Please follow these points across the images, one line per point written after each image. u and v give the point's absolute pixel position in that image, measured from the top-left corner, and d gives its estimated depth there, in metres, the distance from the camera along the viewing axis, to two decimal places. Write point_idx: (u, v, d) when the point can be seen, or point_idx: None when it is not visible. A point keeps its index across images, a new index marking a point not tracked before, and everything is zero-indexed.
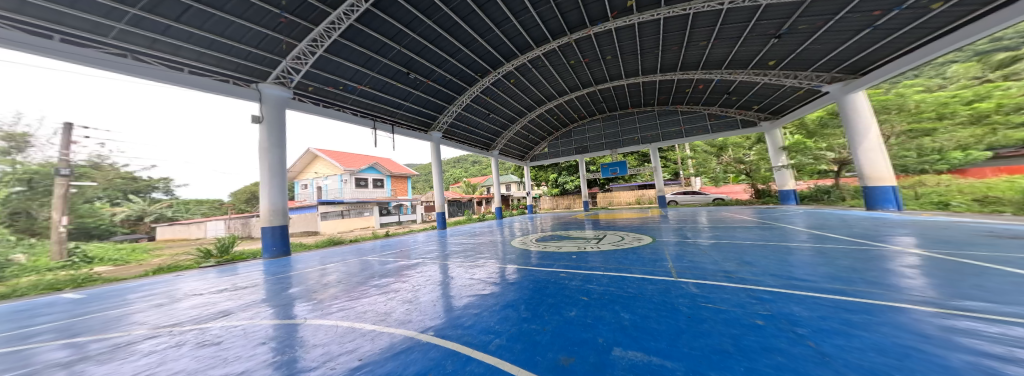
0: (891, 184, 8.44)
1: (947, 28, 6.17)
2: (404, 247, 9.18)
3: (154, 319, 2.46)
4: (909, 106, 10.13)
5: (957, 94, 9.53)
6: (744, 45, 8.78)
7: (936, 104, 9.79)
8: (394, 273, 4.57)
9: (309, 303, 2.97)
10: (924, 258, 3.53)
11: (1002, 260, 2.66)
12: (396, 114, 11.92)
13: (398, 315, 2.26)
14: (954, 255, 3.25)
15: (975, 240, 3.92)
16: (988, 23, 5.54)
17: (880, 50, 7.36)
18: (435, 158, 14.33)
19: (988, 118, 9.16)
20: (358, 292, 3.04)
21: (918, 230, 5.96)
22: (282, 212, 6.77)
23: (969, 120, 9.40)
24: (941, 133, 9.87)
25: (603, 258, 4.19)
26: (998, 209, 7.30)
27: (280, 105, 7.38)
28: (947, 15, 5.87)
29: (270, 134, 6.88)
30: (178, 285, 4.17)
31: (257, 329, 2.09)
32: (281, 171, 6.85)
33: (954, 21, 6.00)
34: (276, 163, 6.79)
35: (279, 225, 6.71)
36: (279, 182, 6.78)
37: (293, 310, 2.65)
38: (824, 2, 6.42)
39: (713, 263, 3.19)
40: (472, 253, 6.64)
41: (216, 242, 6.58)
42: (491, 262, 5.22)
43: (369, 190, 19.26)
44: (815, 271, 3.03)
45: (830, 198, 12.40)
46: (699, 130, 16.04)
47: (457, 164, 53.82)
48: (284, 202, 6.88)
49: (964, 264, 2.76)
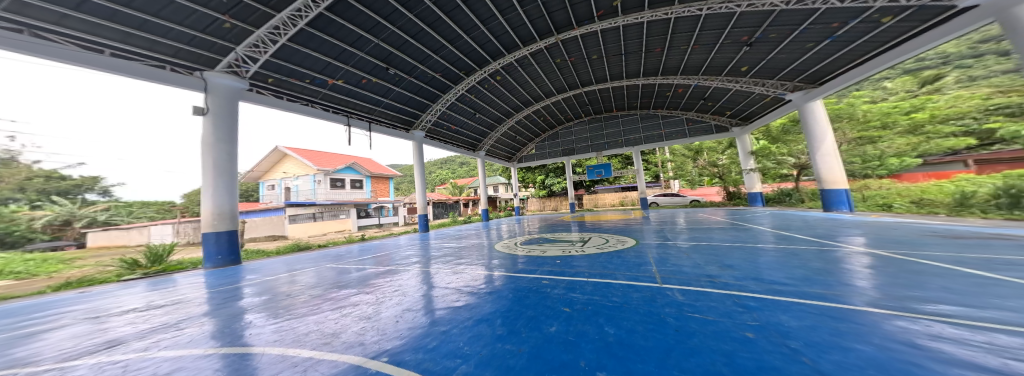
0: (843, 187, 9.17)
1: (891, 42, 6.73)
2: (383, 252, 8.66)
3: (11, 357, 1.94)
4: (858, 116, 11.24)
5: (899, 106, 11.04)
6: (719, 52, 9.22)
7: (880, 114, 10.98)
8: (364, 282, 4.16)
9: (240, 319, 2.55)
10: (883, 256, 3.73)
11: (957, 260, 2.79)
12: (373, 112, 11.31)
13: (346, 336, 1.93)
14: (912, 254, 3.42)
15: (925, 240, 4.22)
16: (926, 38, 5.97)
17: (836, 61, 7.92)
18: (416, 158, 13.77)
19: (922, 128, 10.76)
20: (305, 309, 2.66)
21: (870, 230, 6.43)
22: (229, 216, 6.06)
23: (908, 130, 10.85)
24: (884, 141, 11.02)
25: (587, 262, 4.06)
26: (933, 209, 8.32)
27: (233, 96, 6.65)
28: (892, 30, 6.35)
29: (217, 128, 6.14)
30: (83, 304, 3.51)
31: (145, 363, 1.69)
32: (229, 170, 6.15)
33: (899, 35, 6.48)
34: (224, 161, 6.07)
35: (226, 230, 6.01)
36: (226, 182, 6.07)
37: (214, 331, 2.23)
38: (790, 13, 6.80)
39: (696, 267, 3.14)
40: (454, 257, 6.31)
41: (145, 250, 5.80)
42: (471, 267, 4.92)
43: (345, 192, 18.19)
44: (795, 273, 3.03)
45: (792, 200, 13.34)
46: (677, 134, 16.70)
47: (443, 165, 52.71)
48: (233, 205, 6.17)
49: (924, 264, 2.88)
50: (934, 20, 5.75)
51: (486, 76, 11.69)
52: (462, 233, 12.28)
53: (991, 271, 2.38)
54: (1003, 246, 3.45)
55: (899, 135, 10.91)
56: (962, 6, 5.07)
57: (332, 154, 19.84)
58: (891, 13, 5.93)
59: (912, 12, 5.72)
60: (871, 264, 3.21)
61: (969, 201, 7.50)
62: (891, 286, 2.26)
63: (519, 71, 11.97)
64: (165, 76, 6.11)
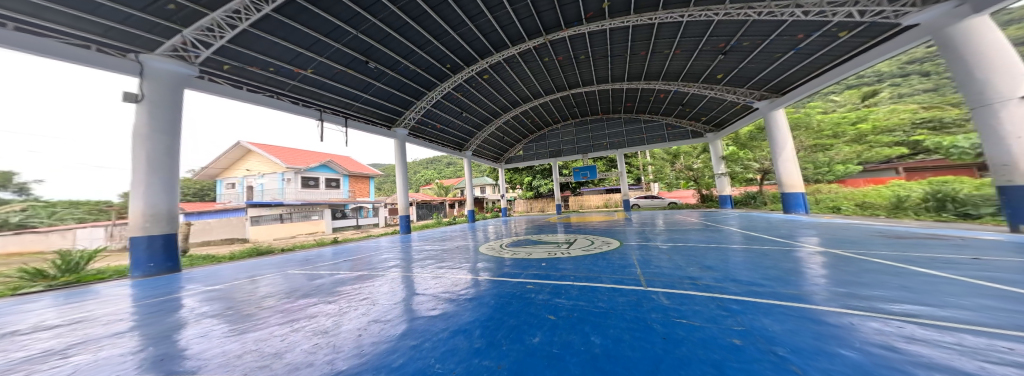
0: (800, 191, 9.97)
1: (845, 56, 7.30)
2: (362, 255, 8.13)
3: None
4: (813, 125, 12.31)
5: (849, 117, 12.32)
6: (696, 60, 9.68)
7: (832, 124, 12.19)
8: (332, 289, 3.80)
9: (161, 338, 2.15)
10: (843, 255, 4.00)
11: (909, 260, 3.02)
12: (351, 107, 10.67)
13: (291, 356, 1.66)
14: (869, 254, 3.67)
15: (877, 240, 4.60)
16: (878, 52, 6.45)
17: (798, 72, 8.54)
18: (398, 157, 13.17)
19: (866, 138, 12.23)
20: (245, 324, 2.31)
21: (825, 231, 6.98)
22: (168, 217, 5.28)
23: (854, 139, 12.25)
24: (834, 149, 12.10)
25: (574, 265, 3.99)
26: (873, 212, 9.26)
27: (176, 82, 5.88)
28: (846, 44, 6.88)
29: (155, 117, 5.35)
30: None
31: None
32: (169, 165, 5.33)
33: (853, 49, 7.02)
34: (159, 155, 5.23)
35: (162, 234, 5.20)
36: (162, 178, 5.25)
37: (119, 355, 1.85)
38: (760, 24, 7.21)
39: (678, 268, 3.17)
40: (437, 260, 6.03)
41: (56, 257, 5.00)
42: (452, 270, 4.68)
43: (319, 191, 17.04)
44: (769, 274, 3.13)
45: (756, 203, 14.36)
46: (658, 138, 17.38)
47: (428, 165, 51.42)
48: (172, 204, 5.37)
49: (881, 263, 3.07)
50: (881, 36, 6.31)
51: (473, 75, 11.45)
52: (447, 234, 11.92)
53: (941, 270, 2.57)
54: (943, 246, 3.78)
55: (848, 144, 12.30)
56: (905, 24, 5.36)
57: (307, 152, 18.63)
58: (847, 27, 6.37)
59: (864, 27, 6.18)
60: (835, 262, 3.40)
61: (904, 204, 8.50)
62: (857, 284, 2.35)
63: (507, 71, 11.88)
64: (90, 57, 5.26)
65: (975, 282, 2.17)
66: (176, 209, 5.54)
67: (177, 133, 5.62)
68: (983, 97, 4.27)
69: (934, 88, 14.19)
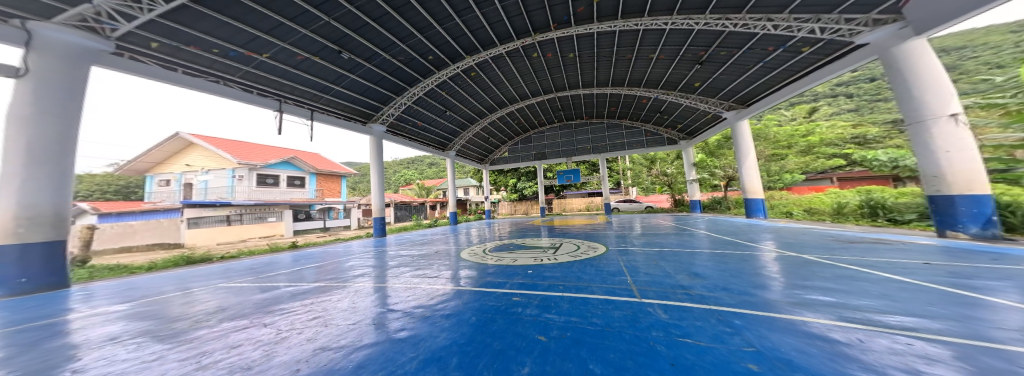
0: (760, 197, 10.82)
1: (803, 71, 8.02)
2: (329, 261, 7.31)
3: None
4: (770, 136, 13.69)
5: (800, 130, 13.75)
6: (675, 68, 10.17)
7: (786, 135, 13.58)
8: (282, 298, 3.23)
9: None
10: (811, 258, 4.24)
11: (874, 265, 3.21)
12: (318, 100, 9.70)
13: None
14: (834, 257, 3.91)
15: (835, 244, 4.97)
16: (834, 68, 7.06)
17: (762, 85, 9.32)
18: (374, 156, 12.24)
19: (815, 149, 13.63)
20: (145, 349, 1.76)
21: (788, 234, 7.51)
22: (54, 221, 4.23)
23: (805, 151, 13.67)
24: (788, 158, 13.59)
25: (562, 273, 3.78)
26: (821, 217, 10.32)
27: (77, 57, 4.65)
28: (804, 61, 7.59)
29: (42, 99, 4.21)
30: None
31: None
32: (61, 152, 4.31)
33: (809, 66, 7.74)
34: (47, 141, 4.19)
35: (44, 242, 4.14)
36: (49, 172, 4.20)
37: None
38: (735, 37, 7.69)
39: (669, 277, 3.09)
40: (414, 266, 5.51)
41: None
42: (430, 278, 4.24)
43: (278, 190, 15.35)
44: (753, 280, 3.15)
45: (722, 207, 15.45)
46: (636, 144, 18.08)
47: (408, 164, 49.37)
48: (60, 204, 4.30)
49: (850, 267, 3.23)
50: (834, 54, 6.97)
51: (458, 72, 11.05)
52: (426, 238, 11.24)
53: (907, 276, 2.72)
54: (894, 250, 4.13)
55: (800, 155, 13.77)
56: (857, 42, 5.96)
57: (268, 147, 16.90)
58: (808, 43, 6.95)
59: (824, 43, 6.71)
60: (809, 265, 3.53)
61: (844, 210, 9.57)
62: (840, 288, 2.38)
63: (492, 70, 11.61)
64: None
65: (942, 290, 2.29)
66: (67, 211, 4.45)
67: (77, 120, 4.53)
68: (919, 114, 4.84)
69: (857, 108, 16.58)
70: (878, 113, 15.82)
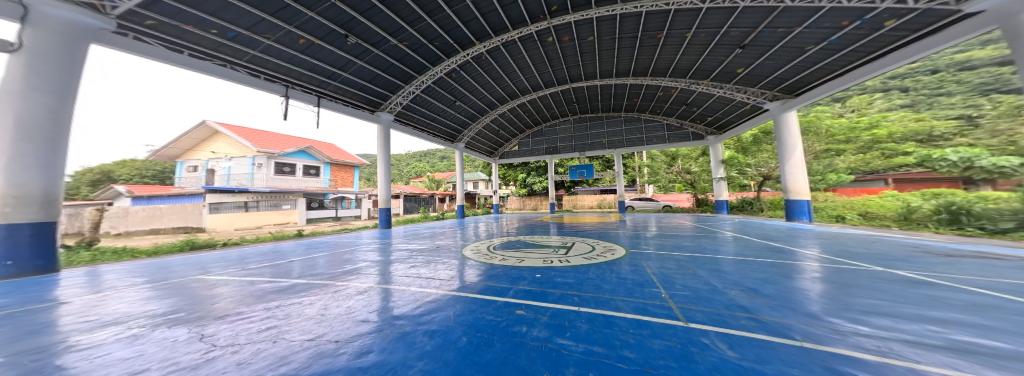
0: (806, 198, 9.51)
1: (876, 53, 6.64)
2: (332, 251, 7.12)
3: None
4: (823, 130, 12.99)
5: (859, 122, 12.74)
6: (710, 54, 8.91)
7: (847, 129, 12.77)
8: (257, 294, 2.89)
9: None
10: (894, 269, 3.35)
11: (1009, 289, 2.34)
12: (326, 87, 9.54)
13: None
14: (932, 272, 3.02)
15: (921, 256, 3.98)
16: (923, 45, 5.68)
17: (817, 71, 7.97)
18: (381, 146, 12.05)
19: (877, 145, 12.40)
20: (47, 364, 1.40)
21: (844, 241, 6.36)
22: (44, 201, 4.20)
23: (867, 145, 12.51)
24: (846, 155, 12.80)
25: (576, 280, 3.19)
26: (883, 222, 8.92)
27: (78, 37, 4.55)
28: (881, 39, 6.19)
29: (35, 75, 4.14)
30: None
31: None
32: (54, 134, 4.27)
33: (886, 45, 6.35)
34: (41, 119, 4.16)
35: (32, 223, 4.12)
36: (40, 152, 4.16)
37: None
38: (789, 14, 6.31)
39: (718, 292, 2.40)
40: (411, 261, 5.11)
41: None
42: (426, 276, 3.79)
43: (294, 179, 15.71)
44: (833, 296, 2.39)
45: (753, 209, 13.96)
46: (658, 139, 16.73)
47: (421, 157, 50.10)
48: (49, 184, 4.27)
49: (972, 288, 2.39)
50: (925, 29, 5.57)
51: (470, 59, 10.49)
52: (432, 231, 10.99)
53: None
54: (1015, 268, 3.14)
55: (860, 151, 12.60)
56: (966, 11, 4.66)
57: (285, 137, 17.31)
58: (896, 15, 5.39)
59: (918, 14, 5.21)
60: (901, 279, 2.73)
61: (914, 215, 8.24)
62: (1000, 325, 1.59)
63: (505, 57, 10.89)
64: None
65: None
66: (58, 193, 4.43)
67: (74, 96, 4.50)
68: None
69: (911, 104, 14.34)
70: (937, 109, 13.03)
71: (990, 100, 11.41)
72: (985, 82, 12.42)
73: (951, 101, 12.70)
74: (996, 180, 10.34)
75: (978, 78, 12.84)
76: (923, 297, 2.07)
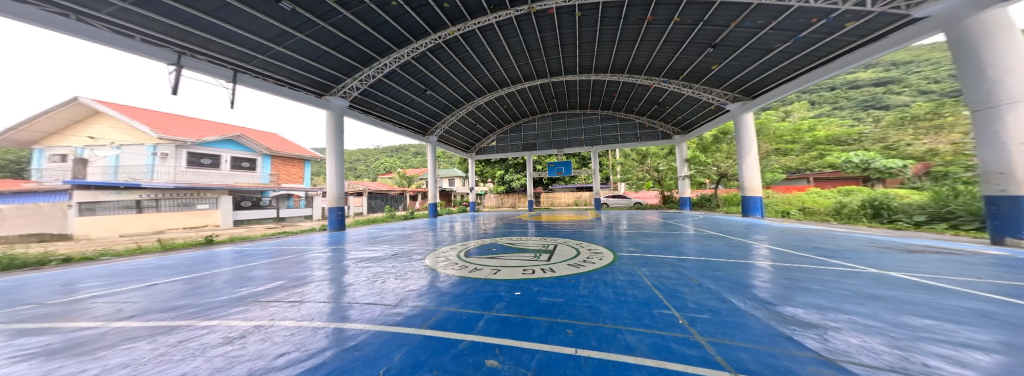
0: (758, 195, 10.19)
1: (824, 59, 7.14)
2: (269, 258, 5.69)
3: None
4: (769, 132, 14.08)
5: (799, 127, 14.51)
6: (683, 53, 8.97)
7: (791, 131, 14.35)
8: (18, 352, 1.61)
9: None
10: (882, 268, 3.20)
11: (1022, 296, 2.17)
12: (250, 61, 7.70)
13: None
14: (929, 275, 2.84)
15: (892, 254, 4.02)
16: (867, 52, 6.18)
17: (774, 74, 8.47)
18: (332, 136, 10.26)
19: (816, 147, 14.74)
20: None
21: (807, 236, 6.59)
22: None
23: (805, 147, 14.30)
24: (790, 155, 14.28)
25: (571, 304, 2.50)
26: (821, 217, 9.85)
27: None
28: (832, 44, 6.62)
29: None
30: None
31: None
32: None
33: (834, 51, 6.84)
34: None
35: None
36: None
37: None
38: (762, 10, 6.34)
39: (749, 319, 1.86)
40: (359, 274, 3.95)
41: None
42: (367, 299, 2.72)
43: (219, 173, 13.15)
44: (874, 307, 1.96)
45: (711, 205, 15.03)
46: (631, 137, 17.01)
47: (394, 152, 46.92)
48: None
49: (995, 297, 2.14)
50: (870, 36, 6.01)
51: (442, 44, 9.41)
52: (394, 233, 9.65)
53: None
54: (990, 266, 3.16)
55: (799, 153, 14.41)
56: (914, 16, 4.95)
57: (207, 123, 14.58)
58: (854, 17, 5.66)
59: (873, 17, 5.48)
60: (918, 285, 2.48)
61: (843, 210, 9.29)
62: None
63: (482, 45, 9.98)
64: None
65: None
66: None
67: None
68: (990, 98, 4.13)
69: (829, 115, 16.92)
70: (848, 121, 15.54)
71: (871, 114, 16.56)
72: (869, 99, 18.35)
73: (847, 113, 17.75)
74: (887, 179, 12.70)
75: (861, 96, 18.87)
76: (986, 320, 1.69)
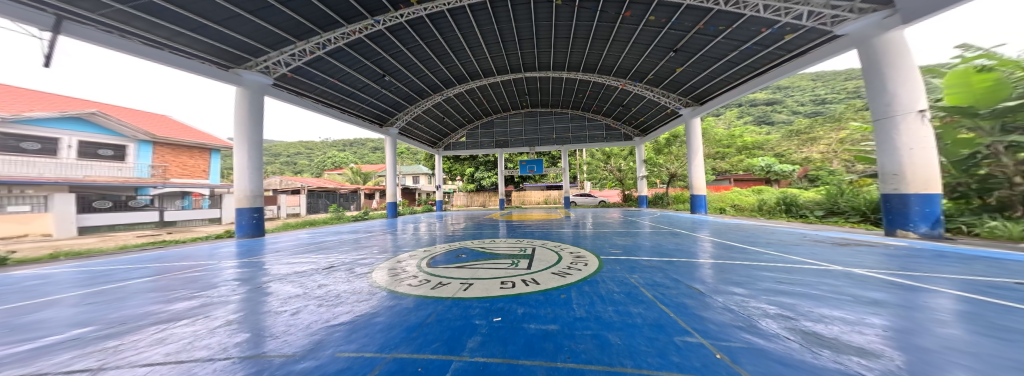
0: (702, 193, 11.33)
1: (761, 69, 8.09)
2: (141, 278, 3.94)
3: None
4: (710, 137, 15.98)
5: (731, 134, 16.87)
6: (648, 56, 9.36)
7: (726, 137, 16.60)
8: None
9: None
10: (847, 265, 3.30)
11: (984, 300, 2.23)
12: (93, 8, 5.14)
13: None
14: (887, 274, 2.97)
15: (834, 247, 4.40)
16: (794, 65, 7.09)
17: (720, 82, 9.39)
18: (245, 118, 7.70)
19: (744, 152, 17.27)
20: None
21: (751, 230, 7.26)
22: None
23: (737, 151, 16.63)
24: (724, 159, 16.50)
25: (564, 338, 1.86)
26: (751, 212, 11.32)
27: None
28: (768, 57, 7.53)
29: None
30: None
31: None
32: None
33: (767, 64, 7.80)
34: None
35: None
36: None
37: None
38: (720, 17, 6.80)
39: (802, 350, 1.44)
40: (263, 293, 2.67)
41: None
42: (248, 349, 1.59)
43: (65, 162, 9.69)
44: (903, 323, 1.73)
45: (663, 202, 16.44)
46: (596, 137, 17.59)
47: (347, 146, 41.81)
48: None
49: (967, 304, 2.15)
50: (796, 51, 6.95)
51: (404, 23, 8.09)
52: (335, 239, 7.94)
53: None
54: (916, 259, 3.54)
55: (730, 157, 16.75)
56: (836, 33, 5.71)
57: (11, 90, 10.17)
58: (795, 29, 6.35)
59: (807, 30, 6.23)
60: (896, 288, 2.51)
61: (765, 207, 10.84)
62: None
63: (453, 31, 8.95)
64: None
65: None
66: None
67: None
68: (889, 109, 4.88)
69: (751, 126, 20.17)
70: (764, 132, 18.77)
71: (776, 128, 20.41)
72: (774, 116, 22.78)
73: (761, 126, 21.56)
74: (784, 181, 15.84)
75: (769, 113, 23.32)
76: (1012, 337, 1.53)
